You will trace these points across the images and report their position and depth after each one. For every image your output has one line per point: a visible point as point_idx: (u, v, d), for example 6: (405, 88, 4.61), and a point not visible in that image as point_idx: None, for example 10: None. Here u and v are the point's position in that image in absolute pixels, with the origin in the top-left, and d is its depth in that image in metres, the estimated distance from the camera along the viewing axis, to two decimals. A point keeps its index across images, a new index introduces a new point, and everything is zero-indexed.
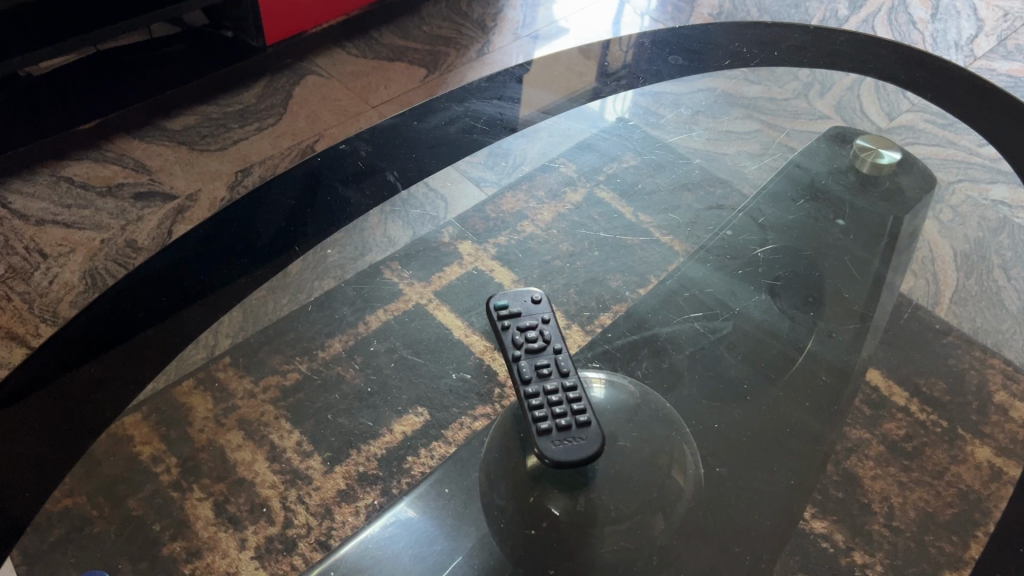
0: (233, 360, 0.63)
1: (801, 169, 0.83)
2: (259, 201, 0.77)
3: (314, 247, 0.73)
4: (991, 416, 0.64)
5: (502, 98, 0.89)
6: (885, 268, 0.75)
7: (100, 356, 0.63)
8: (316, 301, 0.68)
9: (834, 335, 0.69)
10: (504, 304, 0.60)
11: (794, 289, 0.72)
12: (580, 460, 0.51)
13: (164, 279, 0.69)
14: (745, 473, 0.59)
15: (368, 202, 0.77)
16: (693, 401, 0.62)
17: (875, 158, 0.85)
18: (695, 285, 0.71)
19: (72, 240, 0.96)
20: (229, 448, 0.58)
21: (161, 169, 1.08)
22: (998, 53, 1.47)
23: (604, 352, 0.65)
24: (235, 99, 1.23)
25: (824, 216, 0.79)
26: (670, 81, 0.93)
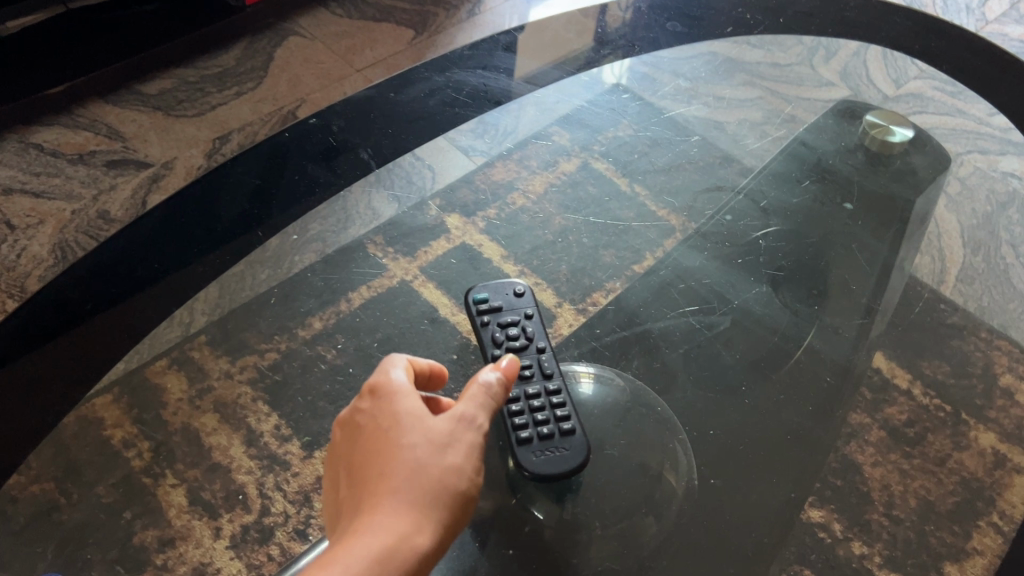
0: (209, 338, 0.60)
1: (807, 148, 0.77)
2: (217, 183, 0.70)
3: (279, 230, 0.68)
4: (996, 400, 0.61)
5: (487, 66, 0.84)
6: (894, 257, 0.70)
7: (57, 340, 0.58)
8: (279, 292, 0.64)
9: (839, 333, 0.64)
10: (483, 297, 0.58)
11: (799, 278, 0.67)
12: (562, 472, 0.49)
13: (123, 257, 0.64)
14: (740, 485, 0.53)
15: (340, 181, 0.71)
16: (686, 404, 0.57)
17: (886, 134, 0.79)
18: (691, 276, 0.66)
19: (40, 211, 0.91)
20: (204, 432, 0.55)
21: (135, 136, 1.04)
22: (1010, 17, 1.42)
23: (592, 350, 0.60)
24: (213, 61, 1.18)
25: (831, 200, 0.73)
26: (669, 49, 0.88)
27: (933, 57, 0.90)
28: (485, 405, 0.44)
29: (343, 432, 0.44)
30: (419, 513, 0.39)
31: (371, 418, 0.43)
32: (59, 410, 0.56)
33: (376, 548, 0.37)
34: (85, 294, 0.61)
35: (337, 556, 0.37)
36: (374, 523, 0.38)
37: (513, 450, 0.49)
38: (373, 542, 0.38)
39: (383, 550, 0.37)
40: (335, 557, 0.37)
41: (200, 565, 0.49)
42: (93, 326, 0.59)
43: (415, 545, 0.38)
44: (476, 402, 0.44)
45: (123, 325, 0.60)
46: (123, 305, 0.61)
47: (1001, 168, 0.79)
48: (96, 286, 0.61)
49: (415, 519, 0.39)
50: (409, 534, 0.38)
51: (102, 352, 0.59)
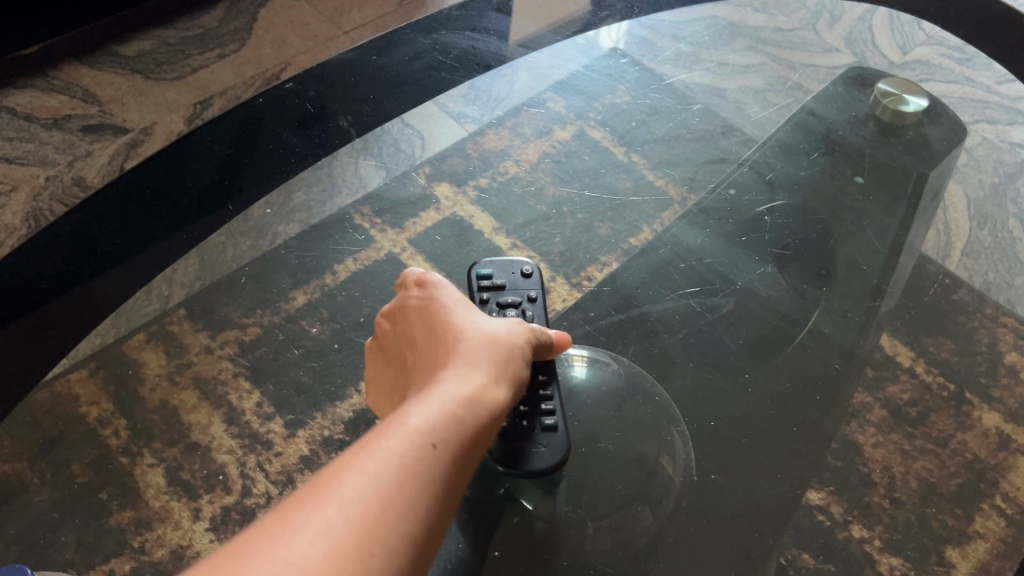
0: (188, 313, 0.58)
1: (816, 119, 0.74)
2: (184, 151, 0.66)
3: (252, 204, 0.64)
4: (1001, 378, 0.58)
5: (475, 28, 0.80)
6: (905, 233, 0.67)
7: (19, 319, 0.55)
8: (250, 270, 0.61)
9: (848, 317, 0.61)
10: (487, 272, 0.55)
11: (805, 259, 0.64)
12: (536, 470, 0.46)
13: (89, 233, 0.60)
14: (743, 481, 0.51)
15: (316, 152, 0.67)
16: (685, 393, 0.55)
17: (898, 104, 0.75)
18: (693, 255, 0.64)
19: (14, 177, 0.87)
20: (183, 409, 0.53)
21: (112, 100, 1.00)
22: None
23: (587, 334, 0.58)
24: (194, 22, 1.14)
25: (841, 172, 0.70)
26: (665, 14, 0.85)
27: (941, 21, 0.87)
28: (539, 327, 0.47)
29: (398, 326, 0.46)
30: (490, 374, 0.41)
31: (428, 306, 0.45)
32: (30, 385, 0.53)
33: (457, 391, 0.39)
34: (51, 271, 0.57)
35: (420, 398, 0.38)
36: (449, 375, 0.40)
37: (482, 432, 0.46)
38: (454, 386, 0.39)
39: (465, 395, 0.39)
40: (417, 398, 0.38)
41: (177, 548, 0.47)
42: (51, 307, 0.56)
43: (491, 396, 0.39)
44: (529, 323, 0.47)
45: (98, 300, 0.57)
46: (93, 281, 0.58)
47: (1010, 138, 0.76)
48: (58, 266, 0.58)
49: (486, 375, 0.40)
50: (484, 385, 0.40)
51: (74, 327, 0.56)
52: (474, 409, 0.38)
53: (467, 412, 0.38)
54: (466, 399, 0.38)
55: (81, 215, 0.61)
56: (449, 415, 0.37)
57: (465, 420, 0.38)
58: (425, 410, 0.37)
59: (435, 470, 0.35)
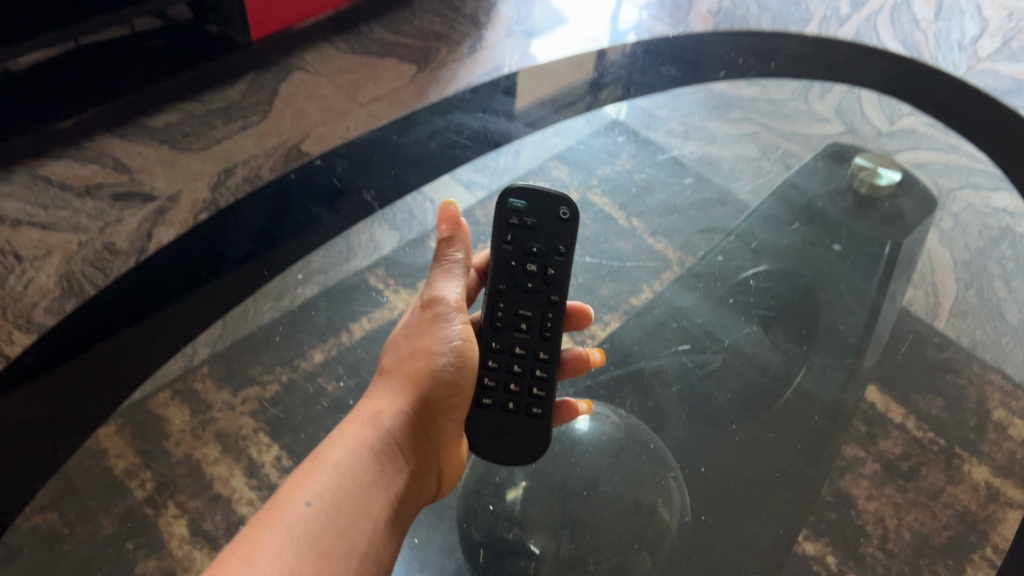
0: (212, 370, 0.61)
1: (796, 190, 0.78)
2: (223, 221, 0.71)
3: (285, 267, 0.68)
4: (990, 435, 0.61)
5: (488, 109, 0.84)
6: (882, 298, 0.71)
7: (65, 368, 0.59)
8: (284, 324, 0.64)
9: (826, 372, 0.65)
10: (520, 207, 0.54)
11: (789, 320, 0.68)
12: (509, 461, 0.51)
13: (131, 293, 0.64)
14: (731, 525, 0.55)
15: (345, 221, 0.72)
16: (677, 443, 0.59)
17: (873, 179, 0.79)
18: (684, 315, 0.68)
19: (48, 244, 0.89)
20: (206, 463, 0.56)
21: (142, 169, 1.06)
22: (1002, 54, 1.42)
23: (587, 388, 0.64)
24: (218, 96, 1.20)
25: (820, 241, 0.74)
26: (663, 89, 0.88)
27: (932, 84, 0.90)
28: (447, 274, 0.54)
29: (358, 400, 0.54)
30: (380, 413, 0.48)
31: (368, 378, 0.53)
32: (74, 440, 0.56)
33: (339, 451, 0.45)
34: (94, 328, 0.62)
35: (305, 466, 0.44)
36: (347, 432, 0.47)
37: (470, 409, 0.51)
38: (345, 451, 0.45)
39: (347, 451, 0.45)
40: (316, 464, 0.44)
41: None
42: (94, 355, 0.61)
43: (375, 443, 0.46)
44: (437, 273, 0.55)
45: (133, 355, 0.61)
46: (131, 328, 0.62)
47: (994, 204, 0.78)
48: (101, 323, 0.62)
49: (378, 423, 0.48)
50: (369, 433, 0.47)
51: (115, 377, 0.60)
52: (362, 450, 0.46)
53: (348, 468, 0.44)
54: (348, 455, 0.45)
55: (124, 280, 0.66)
56: (329, 476, 0.43)
57: (345, 477, 0.44)
58: (305, 482, 0.43)
59: (318, 531, 0.41)
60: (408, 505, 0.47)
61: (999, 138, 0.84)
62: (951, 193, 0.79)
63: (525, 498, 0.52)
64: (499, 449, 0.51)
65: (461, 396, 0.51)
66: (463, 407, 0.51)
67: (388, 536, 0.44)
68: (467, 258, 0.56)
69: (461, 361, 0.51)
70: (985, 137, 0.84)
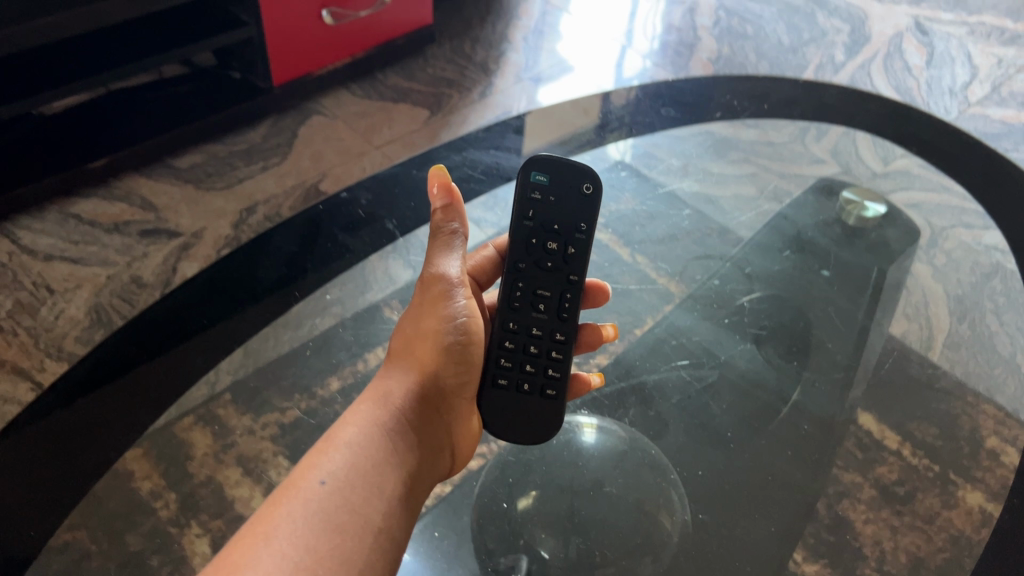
0: (233, 398, 0.63)
1: (788, 222, 0.82)
2: (256, 250, 0.74)
3: (313, 290, 0.72)
4: (983, 461, 0.63)
5: (500, 147, 0.86)
6: (869, 319, 0.74)
7: (104, 390, 0.61)
8: (313, 343, 0.68)
9: (816, 386, 0.68)
10: (542, 182, 0.58)
11: (779, 337, 0.70)
12: (519, 441, 0.56)
13: (169, 318, 0.67)
14: (727, 526, 0.57)
15: (367, 249, 0.75)
16: (677, 448, 0.62)
17: (860, 211, 0.83)
18: (682, 333, 0.70)
19: (78, 277, 1.01)
20: (227, 485, 0.58)
21: (167, 207, 1.13)
22: (992, 99, 1.48)
23: (593, 400, 0.65)
24: (241, 138, 1.28)
25: (810, 266, 0.77)
26: (664, 130, 0.90)
27: (922, 124, 0.93)
28: (445, 248, 0.57)
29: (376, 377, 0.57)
30: (390, 392, 0.52)
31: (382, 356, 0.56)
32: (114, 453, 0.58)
33: (352, 430, 0.48)
34: (132, 353, 0.64)
35: (320, 447, 0.47)
36: (360, 411, 0.50)
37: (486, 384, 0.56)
38: (356, 429, 0.48)
39: (359, 430, 0.48)
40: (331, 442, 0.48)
41: None
42: (133, 378, 0.62)
43: (386, 421, 0.49)
44: (436, 246, 0.57)
45: (166, 379, 0.63)
46: (167, 355, 0.65)
47: (986, 241, 0.81)
48: (139, 347, 0.64)
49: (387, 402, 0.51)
50: (380, 412, 0.50)
51: (149, 398, 0.61)
52: (373, 428, 0.49)
53: (360, 446, 0.47)
54: (360, 434, 0.48)
55: (161, 305, 0.68)
56: (343, 454, 0.46)
57: (359, 453, 0.47)
58: (319, 461, 0.46)
59: (333, 506, 0.44)
60: (423, 479, 0.50)
61: (986, 176, 0.87)
62: (943, 231, 0.83)
63: (535, 504, 0.55)
64: (515, 429, 0.56)
65: (467, 373, 0.55)
66: (472, 381, 0.55)
67: (405, 510, 0.47)
68: (463, 228, 0.58)
69: (466, 337, 0.55)
70: (971, 175, 0.87)
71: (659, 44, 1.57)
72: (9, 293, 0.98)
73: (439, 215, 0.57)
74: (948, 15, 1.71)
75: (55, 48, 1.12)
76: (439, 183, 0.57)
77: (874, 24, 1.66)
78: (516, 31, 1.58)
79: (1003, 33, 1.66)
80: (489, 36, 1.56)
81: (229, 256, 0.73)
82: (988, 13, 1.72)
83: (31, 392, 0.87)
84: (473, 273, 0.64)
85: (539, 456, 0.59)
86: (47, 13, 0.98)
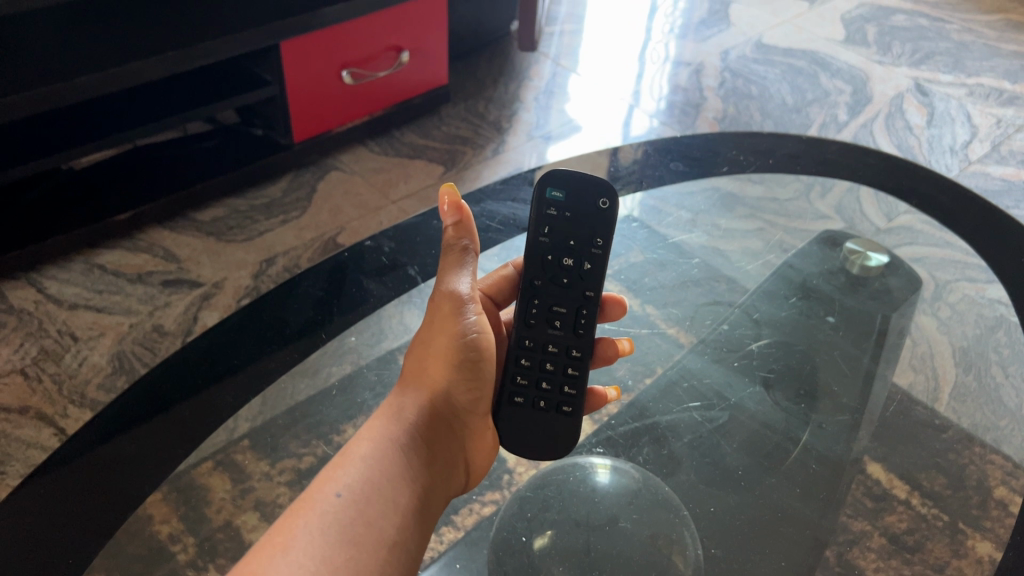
0: (252, 443, 0.63)
1: (794, 270, 0.84)
2: (284, 292, 0.74)
3: (338, 333, 0.72)
4: (992, 511, 0.64)
5: (516, 199, 0.86)
6: (875, 365, 0.75)
7: (139, 429, 0.61)
8: (338, 384, 0.68)
9: (824, 428, 0.68)
10: (558, 198, 0.61)
11: (787, 381, 0.71)
12: (533, 457, 0.58)
13: (204, 358, 0.67)
14: (739, 557, 0.59)
15: (388, 293, 0.75)
16: (690, 487, 0.63)
17: (863, 260, 0.85)
18: (694, 375, 0.71)
19: (102, 325, 1.07)
20: (245, 530, 0.58)
21: (189, 258, 1.19)
22: (992, 157, 1.52)
23: (608, 438, 0.66)
24: (261, 193, 1.32)
25: (816, 313, 0.78)
26: (673, 184, 0.91)
27: (926, 179, 0.95)
28: (457, 265, 0.57)
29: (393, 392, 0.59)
30: (404, 409, 0.54)
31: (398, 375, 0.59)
32: (146, 490, 0.58)
33: (367, 445, 0.50)
34: (166, 393, 0.64)
35: (336, 462, 0.49)
36: (373, 428, 0.52)
37: (501, 402, 0.58)
38: (370, 444, 0.50)
39: (374, 445, 0.50)
40: (346, 457, 0.50)
41: None
42: (169, 416, 0.63)
43: (400, 437, 0.52)
44: (449, 262, 0.58)
45: (195, 420, 0.63)
46: (199, 395, 0.65)
47: (990, 295, 0.83)
48: (174, 387, 0.65)
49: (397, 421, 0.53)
50: (394, 429, 0.52)
51: (185, 436, 0.62)
52: (385, 444, 0.51)
53: (375, 461, 0.49)
54: (375, 449, 0.50)
55: (195, 345, 0.68)
56: (359, 469, 0.48)
57: (373, 468, 0.49)
58: (336, 475, 0.48)
59: (349, 519, 0.46)
60: (437, 493, 0.52)
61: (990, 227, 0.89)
62: (948, 284, 0.84)
63: (552, 542, 0.56)
64: (531, 448, 0.58)
65: (478, 391, 0.56)
66: (483, 398, 0.57)
67: (419, 523, 0.49)
68: (473, 244, 0.59)
69: (478, 354, 0.56)
70: (977, 228, 0.88)
71: (666, 104, 1.62)
72: (34, 341, 1.05)
73: (451, 233, 0.58)
74: (947, 76, 1.75)
75: (85, 107, 1.16)
76: (449, 200, 0.57)
77: (875, 85, 1.70)
78: (527, 91, 1.62)
79: (1001, 94, 1.70)
80: (501, 96, 1.60)
81: (259, 298, 0.74)
82: (986, 75, 1.76)
83: (54, 437, 0.94)
84: (488, 292, 0.66)
85: (555, 493, 0.60)
86: (80, 73, 1.02)
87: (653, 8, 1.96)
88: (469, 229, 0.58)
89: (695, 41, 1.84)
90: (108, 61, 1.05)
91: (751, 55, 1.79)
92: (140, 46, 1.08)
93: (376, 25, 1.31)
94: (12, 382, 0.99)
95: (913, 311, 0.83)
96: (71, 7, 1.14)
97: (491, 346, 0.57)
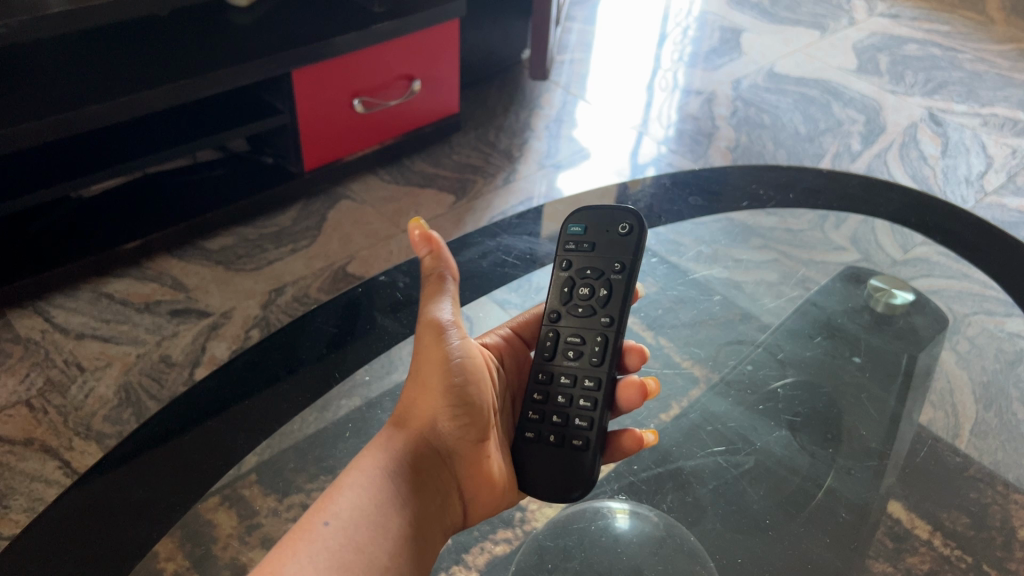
0: (259, 478, 0.61)
1: (817, 308, 0.81)
2: (298, 329, 0.73)
3: (351, 370, 0.70)
4: (1017, 552, 0.62)
5: (532, 233, 0.85)
6: (901, 408, 0.72)
7: (146, 464, 0.60)
8: (352, 423, 0.66)
9: (853, 474, 0.66)
10: (577, 233, 0.64)
11: (813, 424, 0.69)
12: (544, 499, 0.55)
13: (214, 395, 0.66)
14: None
15: (403, 330, 0.74)
16: (716, 536, 0.61)
17: (888, 298, 0.82)
18: (718, 419, 0.69)
19: (108, 355, 1.06)
20: (252, 567, 0.56)
21: (197, 287, 1.18)
22: (1008, 188, 1.50)
23: (630, 485, 0.64)
24: (271, 221, 1.32)
25: (841, 353, 0.76)
26: (692, 218, 0.90)
27: (945, 212, 0.93)
28: (436, 295, 0.54)
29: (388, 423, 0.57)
30: (391, 439, 0.52)
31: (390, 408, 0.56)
32: (152, 529, 0.57)
33: (355, 473, 0.49)
34: (175, 428, 0.63)
35: (327, 492, 0.48)
36: (360, 461, 0.50)
37: (517, 440, 0.57)
38: (358, 475, 0.49)
39: (363, 475, 0.49)
40: (335, 487, 0.48)
41: None
42: (177, 450, 0.61)
43: (388, 467, 0.50)
44: (427, 293, 0.55)
45: (203, 454, 0.61)
46: (208, 428, 0.63)
47: (1008, 329, 0.85)
48: (183, 422, 0.63)
49: (384, 454, 0.51)
50: (381, 459, 0.51)
51: (193, 471, 0.60)
52: (372, 476, 0.49)
53: (363, 488, 0.48)
54: (364, 476, 0.49)
55: (205, 382, 0.67)
56: (347, 497, 0.47)
57: (362, 496, 0.47)
58: (326, 504, 0.47)
59: (339, 546, 0.44)
60: (431, 523, 0.50)
61: (1015, 261, 0.86)
62: (965, 317, 0.84)
63: None
64: (542, 484, 0.55)
65: (469, 419, 0.54)
66: (476, 426, 0.54)
67: (411, 551, 0.47)
68: (452, 271, 0.56)
69: (463, 379, 0.54)
70: (998, 261, 0.86)
71: (675, 132, 1.61)
72: (39, 371, 1.03)
73: (428, 262, 0.55)
74: (961, 106, 1.75)
75: (96, 136, 1.16)
76: (419, 233, 0.54)
77: (888, 115, 1.70)
78: (538, 119, 1.62)
79: (1015, 124, 1.69)
80: (512, 124, 1.60)
81: (271, 334, 0.72)
82: (999, 105, 1.76)
83: (58, 470, 0.93)
84: (517, 331, 0.66)
85: (575, 542, 0.59)
86: (92, 102, 1.02)
87: (663, 36, 1.96)
88: (445, 258, 0.55)
89: (705, 69, 1.83)
90: (122, 89, 1.05)
91: (763, 84, 1.78)
92: (152, 74, 1.08)
93: (387, 53, 1.31)
94: (17, 414, 0.98)
95: (938, 349, 0.81)
96: (83, 37, 1.15)
97: (479, 371, 0.55)
